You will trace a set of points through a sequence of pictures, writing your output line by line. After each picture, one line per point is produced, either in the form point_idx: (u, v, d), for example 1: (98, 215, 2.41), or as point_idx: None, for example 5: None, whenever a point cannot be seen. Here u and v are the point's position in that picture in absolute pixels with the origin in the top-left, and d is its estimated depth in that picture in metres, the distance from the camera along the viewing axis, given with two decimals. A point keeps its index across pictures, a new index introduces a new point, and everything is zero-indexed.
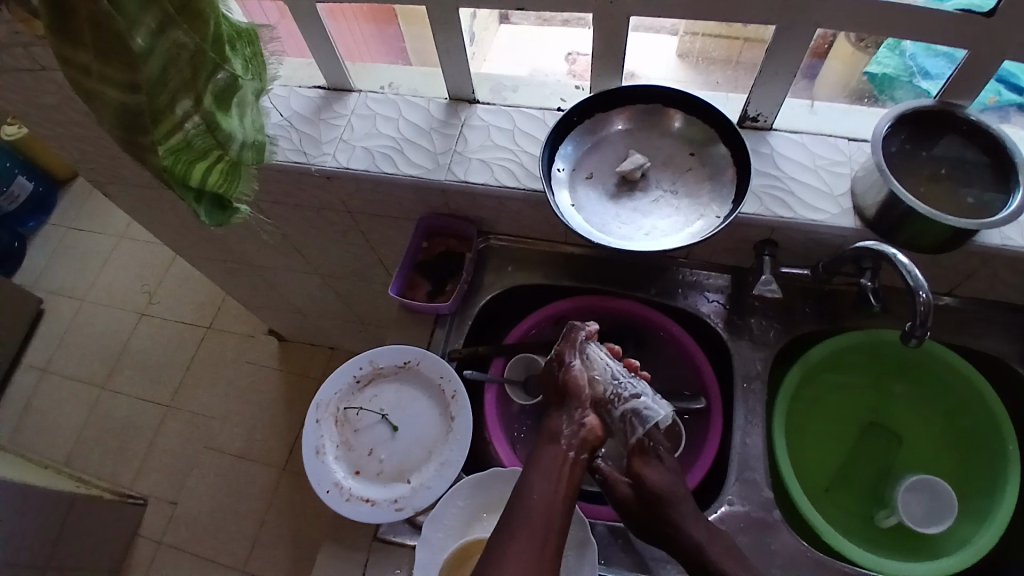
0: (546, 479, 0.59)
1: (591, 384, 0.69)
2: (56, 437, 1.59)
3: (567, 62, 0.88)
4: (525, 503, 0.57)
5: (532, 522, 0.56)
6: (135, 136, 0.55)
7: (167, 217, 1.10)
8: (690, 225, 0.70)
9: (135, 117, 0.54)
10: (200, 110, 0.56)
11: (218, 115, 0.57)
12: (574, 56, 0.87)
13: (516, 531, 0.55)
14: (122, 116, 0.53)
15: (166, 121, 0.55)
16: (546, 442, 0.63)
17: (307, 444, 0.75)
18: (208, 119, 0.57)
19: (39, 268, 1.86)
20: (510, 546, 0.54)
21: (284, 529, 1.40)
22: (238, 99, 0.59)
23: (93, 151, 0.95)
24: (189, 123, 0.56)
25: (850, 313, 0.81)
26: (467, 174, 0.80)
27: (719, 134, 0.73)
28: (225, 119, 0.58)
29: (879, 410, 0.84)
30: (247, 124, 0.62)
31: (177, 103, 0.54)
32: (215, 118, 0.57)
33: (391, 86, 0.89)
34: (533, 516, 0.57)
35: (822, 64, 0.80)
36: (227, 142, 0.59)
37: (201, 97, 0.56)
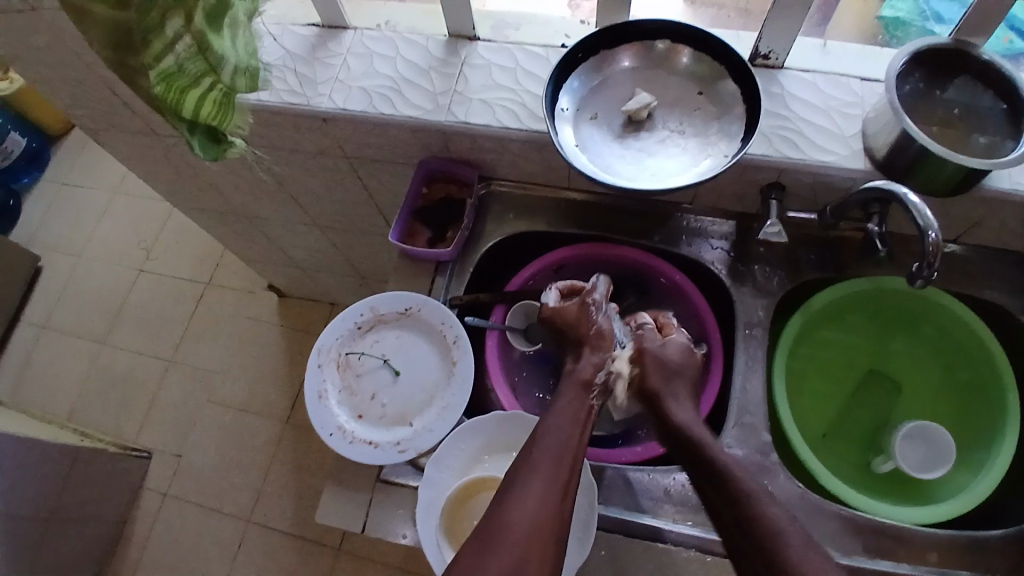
0: (571, 425, 0.60)
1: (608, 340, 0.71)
2: (59, 391, 1.60)
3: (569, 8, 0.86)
4: (545, 444, 0.58)
5: (554, 463, 0.56)
6: (126, 56, 0.55)
7: (161, 166, 1.07)
8: (697, 166, 0.69)
9: (129, 35, 0.54)
10: (190, 30, 0.53)
11: (210, 36, 0.53)
12: (577, 2, 0.86)
13: (535, 467, 0.56)
14: (114, 34, 0.53)
15: (157, 41, 0.52)
16: (569, 386, 0.64)
17: (309, 388, 0.75)
18: (199, 40, 0.54)
19: (34, 224, 1.83)
20: (530, 477, 0.55)
21: (288, 479, 1.43)
22: (230, 19, 0.54)
23: (82, 95, 0.92)
24: (180, 44, 0.53)
25: (856, 260, 0.80)
26: (468, 115, 0.78)
27: (728, 71, 0.71)
28: (217, 40, 0.54)
29: (881, 358, 0.84)
30: (239, 47, 0.56)
31: (168, 23, 0.52)
32: (206, 39, 0.53)
33: (388, 24, 0.85)
34: (553, 452, 0.57)
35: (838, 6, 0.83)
36: (219, 66, 0.55)
37: (191, 15, 0.52)
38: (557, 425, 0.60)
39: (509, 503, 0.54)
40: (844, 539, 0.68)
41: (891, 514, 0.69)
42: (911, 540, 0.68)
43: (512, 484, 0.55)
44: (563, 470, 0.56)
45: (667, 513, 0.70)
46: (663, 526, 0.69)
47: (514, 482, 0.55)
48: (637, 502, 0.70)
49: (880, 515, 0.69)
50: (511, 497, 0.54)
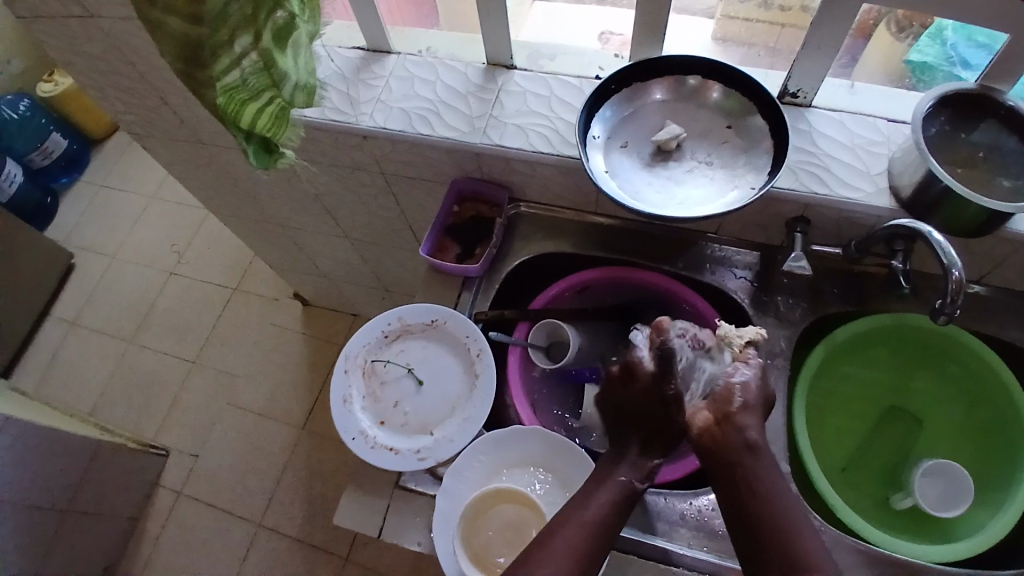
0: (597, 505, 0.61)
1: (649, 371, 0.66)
2: (84, 387, 1.64)
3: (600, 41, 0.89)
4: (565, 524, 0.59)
5: (572, 542, 0.58)
6: (195, 70, 0.59)
7: (202, 173, 1.12)
8: (724, 196, 0.71)
9: (198, 49, 0.57)
10: (258, 48, 0.56)
11: (275, 54, 0.57)
12: (607, 35, 0.89)
13: (552, 544, 0.57)
14: (185, 48, 0.57)
15: (224, 57, 0.56)
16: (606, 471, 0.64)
17: (335, 393, 0.77)
18: (265, 57, 0.57)
19: (71, 224, 1.90)
20: (547, 554, 0.57)
21: (301, 486, 1.44)
22: (294, 40, 0.58)
23: (134, 103, 0.97)
24: (245, 61, 0.56)
25: (877, 295, 0.81)
26: (502, 138, 0.81)
27: (757, 107, 0.73)
28: (281, 59, 0.58)
29: (900, 395, 0.85)
30: (300, 65, 0.61)
31: (236, 41, 0.55)
32: (271, 56, 0.57)
33: (429, 50, 0.89)
34: (586, 549, 0.57)
35: (866, 45, 0.83)
36: (281, 82, 0.59)
37: (260, 34, 0.56)
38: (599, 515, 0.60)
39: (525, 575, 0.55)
40: (859, 572, 0.68)
41: (914, 552, 0.69)
42: None
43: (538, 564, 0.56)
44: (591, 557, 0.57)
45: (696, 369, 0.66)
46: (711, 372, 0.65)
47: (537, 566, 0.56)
48: (652, 526, 0.71)
49: (896, 550, 0.69)
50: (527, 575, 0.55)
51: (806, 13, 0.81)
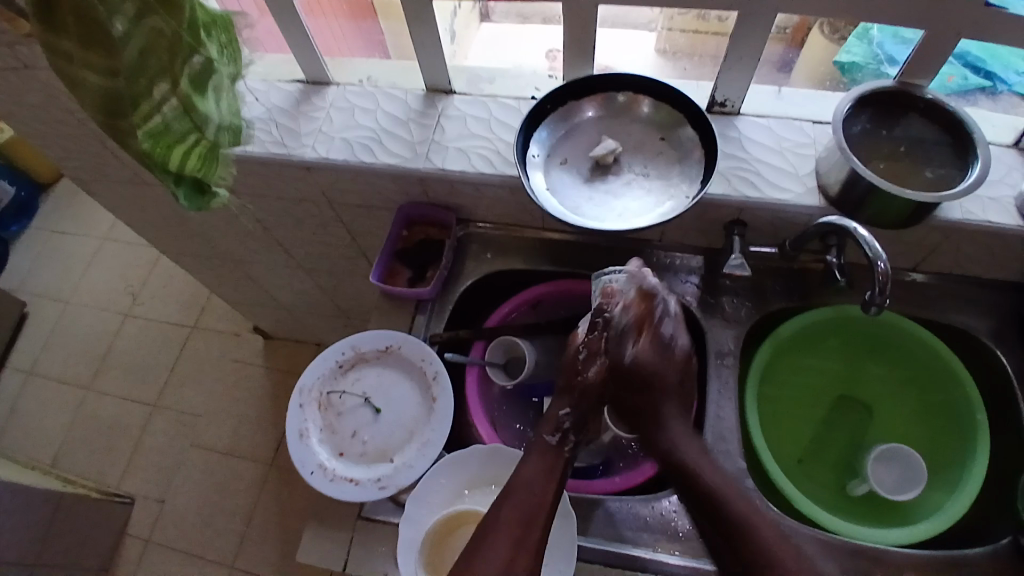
0: (538, 470, 0.63)
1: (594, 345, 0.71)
2: (42, 439, 1.59)
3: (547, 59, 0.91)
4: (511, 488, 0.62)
5: (514, 509, 0.60)
6: (116, 120, 0.57)
7: (150, 214, 1.10)
8: (660, 206, 0.73)
9: (118, 101, 0.56)
10: (177, 94, 0.56)
11: (196, 99, 0.58)
12: (554, 53, 0.91)
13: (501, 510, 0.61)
14: (106, 101, 0.55)
15: (145, 105, 0.56)
16: (540, 445, 0.66)
17: (290, 427, 0.76)
18: (185, 102, 0.57)
19: (21, 272, 1.85)
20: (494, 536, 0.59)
21: (273, 523, 1.41)
22: (214, 84, 0.59)
23: (74, 148, 0.96)
24: (166, 106, 0.57)
25: (818, 290, 0.83)
26: (444, 161, 0.82)
27: (687, 118, 0.76)
28: (201, 102, 0.58)
29: (850, 381, 0.87)
30: (223, 107, 0.61)
31: (155, 87, 0.55)
32: (192, 102, 0.57)
33: (369, 80, 0.90)
34: (527, 502, 0.61)
35: (799, 54, 0.87)
36: (204, 124, 0.60)
37: (178, 80, 0.56)
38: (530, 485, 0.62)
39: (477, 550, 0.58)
40: None
41: (873, 537, 0.71)
42: (886, 561, 0.69)
43: (479, 548, 0.58)
44: (532, 526, 0.60)
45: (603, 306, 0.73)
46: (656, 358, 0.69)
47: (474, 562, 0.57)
48: (620, 535, 0.71)
49: (858, 539, 0.71)
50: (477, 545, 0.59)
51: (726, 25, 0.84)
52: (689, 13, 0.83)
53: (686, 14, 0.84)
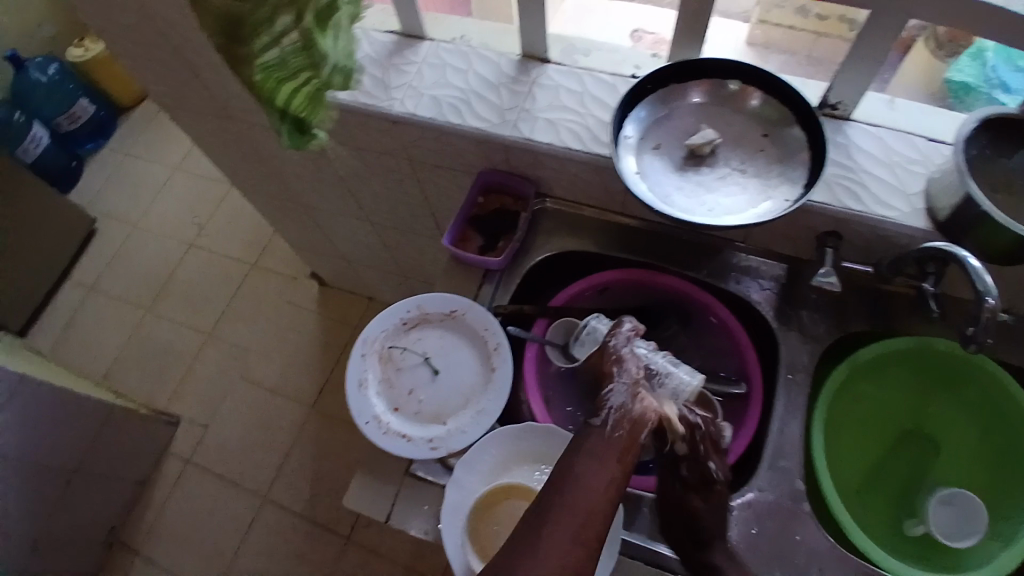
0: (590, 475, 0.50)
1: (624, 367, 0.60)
2: (99, 351, 1.66)
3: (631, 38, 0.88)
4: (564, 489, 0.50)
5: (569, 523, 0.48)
6: (234, 45, 0.57)
7: (229, 150, 1.12)
8: (756, 206, 0.70)
9: (236, 24, 0.56)
10: (299, 28, 0.56)
11: (316, 35, 0.57)
12: (639, 33, 0.88)
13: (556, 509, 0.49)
14: (223, 22, 0.56)
15: (265, 33, 0.55)
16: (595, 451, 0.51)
17: (351, 376, 0.77)
18: (305, 37, 0.56)
19: (95, 189, 1.92)
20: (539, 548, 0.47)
21: (307, 463, 1.46)
22: (334, 21, 0.58)
23: (166, 75, 0.97)
24: (287, 39, 0.56)
25: (902, 316, 0.80)
26: (532, 132, 0.80)
27: (797, 117, 0.72)
28: (321, 40, 0.57)
29: (920, 416, 0.84)
30: (339, 47, 0.60)
31: (278, 18, 0.54)
32: (312, 37, 0.56)
33: (463, 39, 0.88)
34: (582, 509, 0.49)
35: (903, 62, 0.83)
36: (320, 63, 0.59)
37: (302, 14, 0.55)
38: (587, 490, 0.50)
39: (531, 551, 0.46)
40: None
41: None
42: None
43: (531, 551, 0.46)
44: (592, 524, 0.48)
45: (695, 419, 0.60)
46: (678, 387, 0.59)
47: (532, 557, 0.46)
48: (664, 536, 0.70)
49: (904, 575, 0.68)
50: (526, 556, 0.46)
51: (841, 21, 0.82)
52: (788, 6, 0.82)
53: (784, 10, 0.83)
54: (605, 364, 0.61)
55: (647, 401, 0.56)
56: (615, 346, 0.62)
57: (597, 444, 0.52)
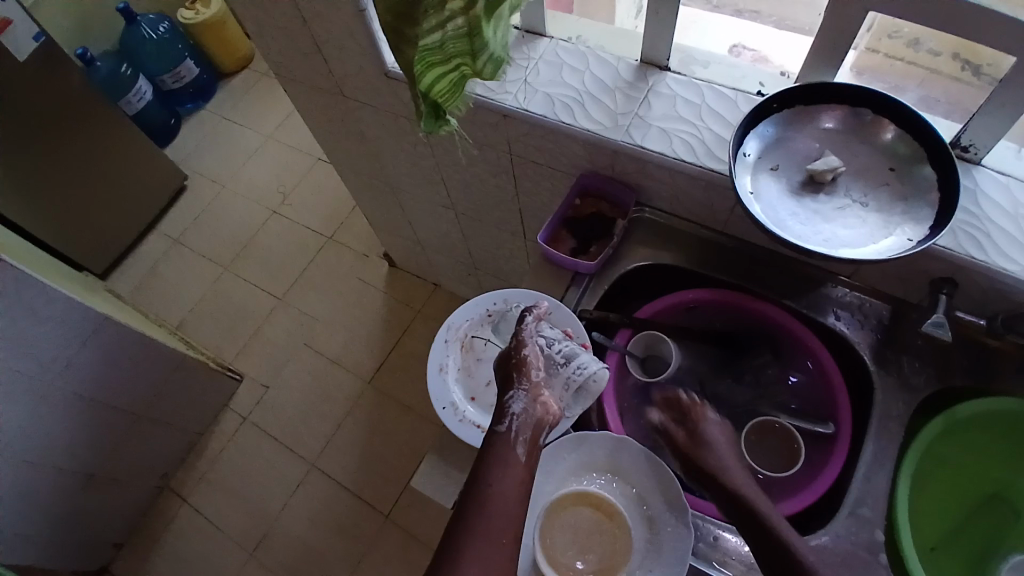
0: (501, 473, 0.61)
1: (530, 365, 0.69)
2: (176, 300, 1.74)
3: (731, 53, 0.87)
4: (480, 491, 0.60)
5: (490, 520, 0.58)
6: (402, 25, 0.58)
7: (332, 125, 1.15)
8: (876, 242, 0.67)
9: (410, 7, 0.56)
10: (466, 15, 0.55)
11: (483, 23, 0.56)
12: (738, 49, 0.87)
13: (484, 503, 0.59)
14: (398, 5, 0.56)
15: (432, 18, 0.55)
16: (495, 457, 0.62)
17: (432, 360, 0.78)
18: (470, 24, 0.56)
19: (189, 148, 2.01)
20: (469, 538, 0.57)
21: (358, 437, 1.49)
22: (499, 12, 0.56)
23: (287, 47, 1.01)
24: (451, 25, 0.56)
25: (1007, 376, 0.75)
26: (644, 140, 0.79)
27: (930, 155, 0.68)
28: (486, 28, 0.56)
29: (1003, 478, 0.78)
30: (499, 38, 0.58)
31: (446, 4, 0.54)
32: (478, 26, 0.55)
33: (580, 39, 0.88)
34: (503, 499, 0.59)
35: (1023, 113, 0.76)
36: (478, 52, 0.58)
37: (472, 3, 0.54)
38: (502, 488, 0.60)
39: (466, 536, 0.57)
40: None
41: None
42: None
43: (465, 542, 0.57)
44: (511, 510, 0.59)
45: (579, 404, 0.71)
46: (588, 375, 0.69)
47: (466, 547, 0.57)
48: None
49: None
50: (456, 552, 0.57)
51: (956, 62, 0.77)
52: (902, 36, 0.78)
53: (896, 40, 0.79)
54: (510, 367, 0.70)
55: (547, 401, 0.67)
56: (518, 350, 0.70)
57: (508, 449, 0.63)
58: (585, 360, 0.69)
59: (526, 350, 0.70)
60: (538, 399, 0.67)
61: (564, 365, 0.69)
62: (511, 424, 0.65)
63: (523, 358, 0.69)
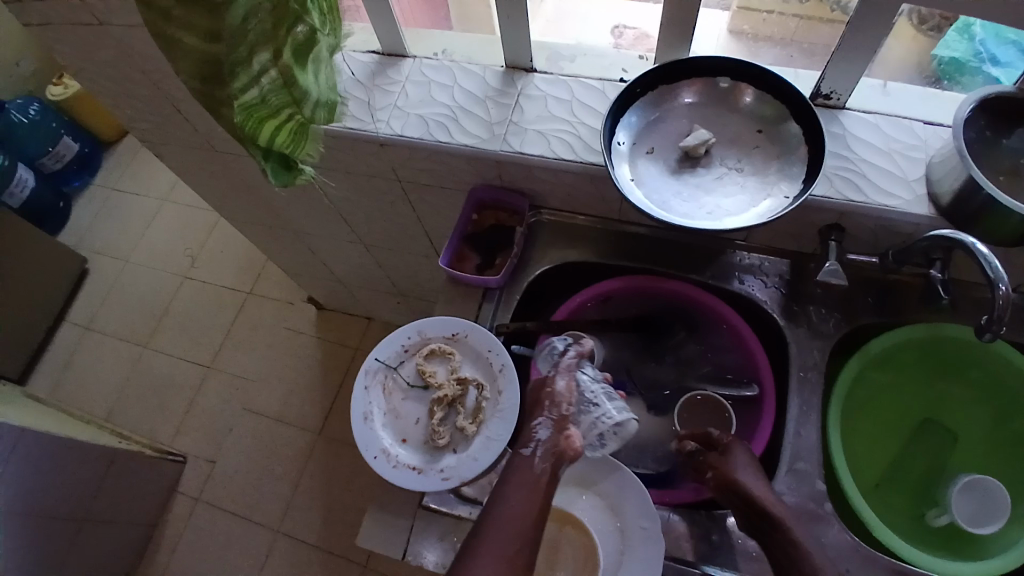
0: (516, 494, 0.62)
1: (562, 400, 0.68)
2: (98, 391, 1.64)
3: (613, 35, 0.86)
4: (495, 513, 0.61)
5: (504, 538, 0.59)
6: (212, 89, 0.55)
7: (216, 181, 1.10)
8: (756, 206, 0.68)
9: (217, 67, 0.54)
10: (277, 64, 0.53)
11: (296, 70, 0.54)
12: (620, 29, 0.86)
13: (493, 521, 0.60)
14: (203, 66, 0.53)
15: (244, 74, 0.53)
16: (512, 481, 0.63)
17: (355, 409, 0.75)
18: (285, 74, 0.54)
19: (82, 228, 1.89)
20: (476, 558, 0.57)
21: (318, 491, 1.44)
22: (315, 55, 0.55)
23: (145, 111, 0.95)
24: (265, 77, 0.54)
25: (912, 305, 0.78)
26: (523, 145, 0.78)
27: (792, 111, 0.70)
28: (302, 75, 0.55)
29: (933, 406, 0.82)
30: (321, 82, 0.57)
31: (255, 56, 0.53)
32: (292, 73, 0.54)
33: (445, 53, 0.87)
34: (517, 521, 0.60)
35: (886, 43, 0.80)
36: (302, 99, 0.57)
37: (280, 50, 0.53)
38: (513, 508, 0.61)
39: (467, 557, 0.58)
40: None
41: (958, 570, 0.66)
42: None
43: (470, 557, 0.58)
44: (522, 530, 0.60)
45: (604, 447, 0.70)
46: (603, 419, 0.69)
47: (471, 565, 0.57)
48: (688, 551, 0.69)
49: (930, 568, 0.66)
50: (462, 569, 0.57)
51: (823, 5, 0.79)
52: None
53: None
54: (540, 398, 0.69)
55: (571, 435, 0.66)
56: (552, 381, 0.70)
57: (527, 473, 0.63)
58: (614, 408, 0.70)
59: (560, 382, 0.70)
60: (566, 435, 0.65)
61: (595, 407, 0.70)
62: (532, 454, 0.65)
63: (555, 389, 0.69)
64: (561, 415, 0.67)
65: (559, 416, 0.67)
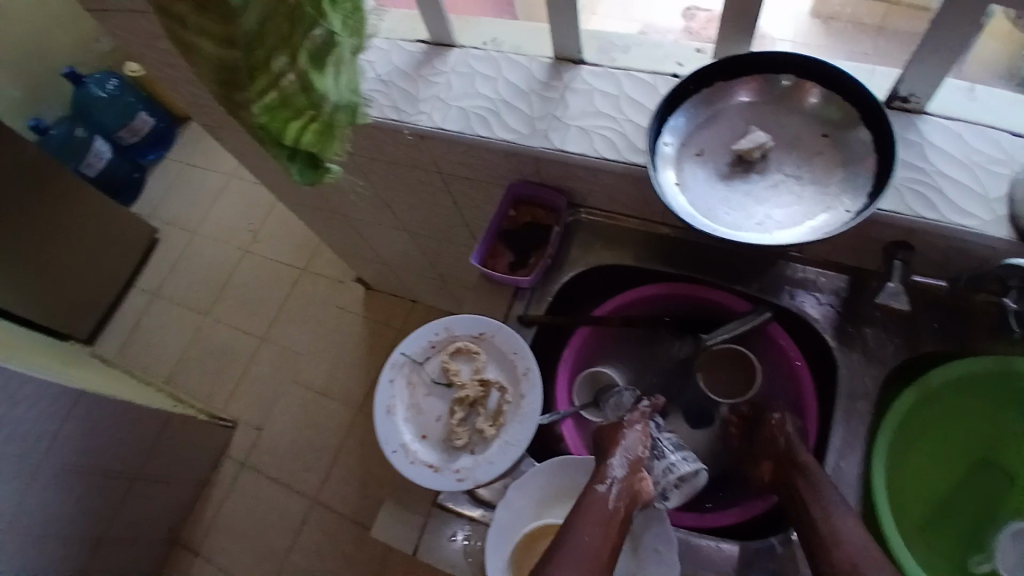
0: (592, 528, 0.57)
1: (638, 443, 0.65)
2: (163, 353, 1.75)
3: (685, 17, 0.81)
4: (568, 545, 0.56)
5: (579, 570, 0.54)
6: (230, 92, 0.55)
7: (268, 164, 1.13)
8: (811, 219, 0.63)
9: (233, 73, 0.54)
10: (294, 69, 0.54)
11: (313, 75, 0.55)
12: (693, 11, 0.81)
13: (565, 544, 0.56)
14: (220, 72, 0.54)
15: (265, 75, 0.54)
16: (587, 515, 0.58)
17: (379, 402, 0.75)
18: (303, 78, 0.55)
19: (156, 198, 2.00)
20: None
21: (355, 466, 1.48)
22: (334, 58, 0.56)
23: (202, 96, 0.98)
24: (285, 79, 0.55)
25: (983, 335, 0.71)
26: (564, 142, 0.75)
27: (861, 115, 0.64)
28: (319, 79, 0.56)
29: (995, 445, 0.74)
30: (342, 84, 0.58)
31: (273, 59, 0.53)
32: (309, 78, 0.55)
33: (493, 42, 0.84)
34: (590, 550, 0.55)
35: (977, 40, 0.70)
36: (320, 101, 0.57)
37: (297, 54, 0.54)
38: (587, 542, 0.56)
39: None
40: None
41: None
42: None
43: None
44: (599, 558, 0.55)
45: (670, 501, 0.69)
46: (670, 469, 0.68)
47: None
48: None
49: None
50: None
51: None
52: None
53: None
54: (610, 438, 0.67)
55: (647, 480, 0.63)
56: (629, 424, 0.67)
57: (602, 509, 0.59)
58: (681, 460, 0.69)
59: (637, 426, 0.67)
60: (642, 479, 0.62)
61: (661, 460, 0.68)
62: (607, 489, 0.60)
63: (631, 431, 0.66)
64: (636, 458, 0.64)
65: (636, 458, 0.64)
